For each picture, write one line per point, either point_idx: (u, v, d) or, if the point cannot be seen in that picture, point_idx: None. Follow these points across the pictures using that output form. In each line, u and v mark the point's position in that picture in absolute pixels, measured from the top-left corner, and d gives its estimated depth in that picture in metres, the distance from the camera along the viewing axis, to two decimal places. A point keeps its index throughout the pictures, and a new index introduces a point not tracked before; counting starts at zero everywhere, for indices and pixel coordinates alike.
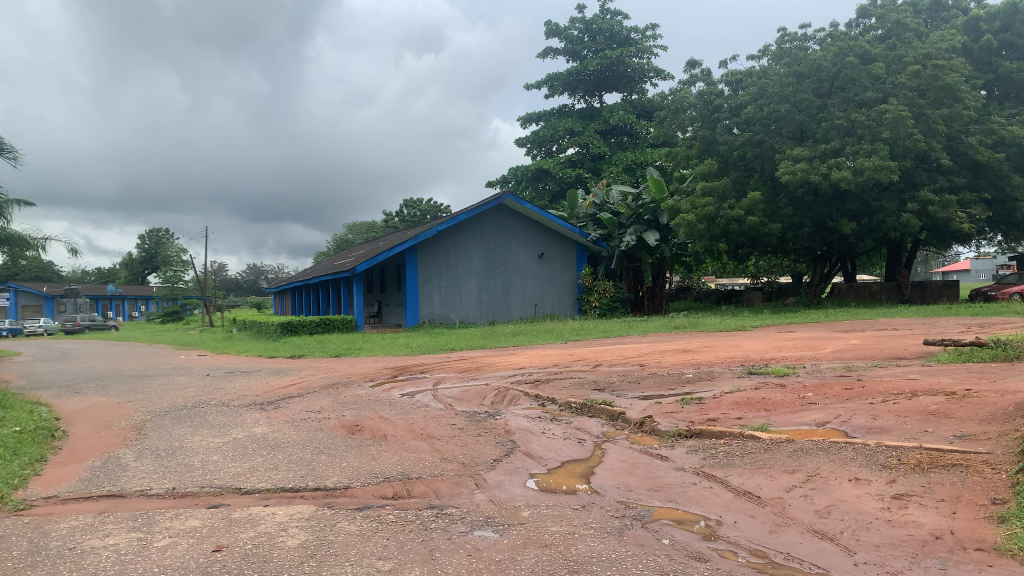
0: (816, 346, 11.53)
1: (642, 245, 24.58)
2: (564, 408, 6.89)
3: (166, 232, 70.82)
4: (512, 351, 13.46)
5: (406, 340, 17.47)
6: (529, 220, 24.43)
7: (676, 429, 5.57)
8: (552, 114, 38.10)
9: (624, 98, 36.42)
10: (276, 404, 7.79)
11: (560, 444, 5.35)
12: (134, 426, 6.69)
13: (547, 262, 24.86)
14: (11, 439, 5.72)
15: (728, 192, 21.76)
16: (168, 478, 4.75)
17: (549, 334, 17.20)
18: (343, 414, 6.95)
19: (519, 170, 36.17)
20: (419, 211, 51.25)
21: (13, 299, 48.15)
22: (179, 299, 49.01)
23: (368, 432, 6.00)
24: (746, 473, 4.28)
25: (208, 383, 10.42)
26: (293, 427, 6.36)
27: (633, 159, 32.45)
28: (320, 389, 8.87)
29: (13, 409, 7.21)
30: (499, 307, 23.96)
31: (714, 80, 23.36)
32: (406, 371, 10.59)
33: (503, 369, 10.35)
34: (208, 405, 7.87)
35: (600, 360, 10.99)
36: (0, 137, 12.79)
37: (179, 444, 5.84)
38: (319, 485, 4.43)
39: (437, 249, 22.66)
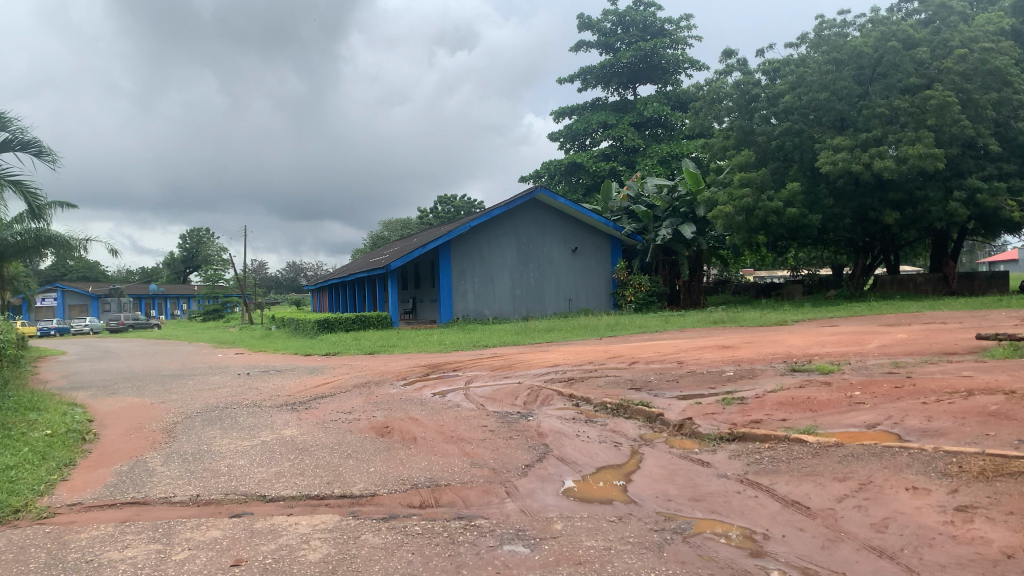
0: (862, 341, 11.13)
1: (678, 239, 24.19)
2: (599, 409, 6.68)
3: (206, 232, 71.88)
4: (547, 348, 13.26)
5: (440, 337, 17.35)
6: (563, 214, 24.18)
7: (717, 432, 5.34)
8: (586, 107, 37.77)
9: (659, 89, 35.95)
10: (307, 404, 7.69)
11: (595, 448, 5.15)
12: (164, 428, 6.63)
13: (582, 256, 24.59)
14: (41, 443, 5.66)
15: (767, 182, 21.26)
16: (193, 484, 4.64)
17: (583, 330, 16.97)
18: (373, 415, 6.82)
19: (553, 164, 35.91)
20: (453, 207, 51.25)
21: (59, 298, 49.25)
22: (218, 297, 49.68)
23: (398, 434, 5.86)
24: (794, 481, 4.04)
25: (241, 382, 10.40)
26: (321, 429, 6.24)
27: (668, 151, 31.99)
28: (352, 389, 8.77)
29: (46, 411, 7.20)
30: (533, 303, 23.77)
31: (751, 70, 22.85)
32: (438, 370, 10.45)
33: (537, 367, 10.16)
34: (240, 406, 7.80)
35: (636, 357, 10.73)
36: (38, 141, 12.90)
37: (207, 447, 5.75)
38: (345, 492, 4.29)
39: (471, 244, 22.53)
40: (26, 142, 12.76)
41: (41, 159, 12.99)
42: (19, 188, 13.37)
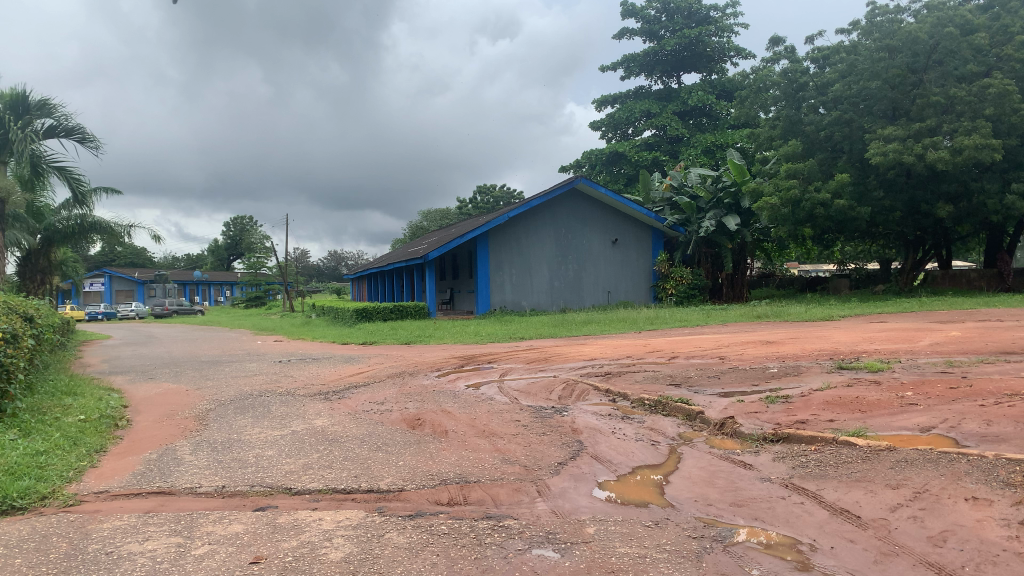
0: (913, 338, 10.72)
1: (722, 230, 23.76)
2: (637, 405, 6.48)
3: (250, 220, 72.90)
4: (585, 340, 13.06)
5: (478, 328, 17.25)
6: (603, 205, 23.88)
7: (760, 432, 5.12)
8: (629, 96, 37.32)
9: (703, 78, 35.35)
10: (340, 394, 7.62)
11: (631, 446, 4.97)
12: (197, 416, 6.60)
13: (622, 248, 24.28)
14: (73, 428, 5.65)
15: (814, 174, 20.71)
16: (220, 475, 4.56)
17: (622, 323, 16.71)
18: (405, 407, 6.72)
19: (594, 154, 35.57)
20: (493, 197, 51.14)
21: (107, 284, 50.36)
22: (261, 285, 50.35)
23: (429, 427, 5.73)
24: (842, 488, 3.80)
25: (277, 370, 10.39)
26: (353, 420, 6.15)
27: (712, 142, 31.43)
28: (386, 379, 8.69)
29: (82, 396, 7.23)
30: (571, 295, 23.55)
31: (799, 58, 22.27)
32: (474, 361, 10.32)
33: (574, 360, 9.98)
34: (273, 395, 7.76)
35: (676, 352, 10.48)
36: (82, 127, 13.07)
37: (236, 436, 5.68)
38: (372, 486, 4.16)
39: (509, 235, 22.39)
40: (70, 129, 12.93)
41: (84, 145, 13.18)
42: (64, 174, 13.58)
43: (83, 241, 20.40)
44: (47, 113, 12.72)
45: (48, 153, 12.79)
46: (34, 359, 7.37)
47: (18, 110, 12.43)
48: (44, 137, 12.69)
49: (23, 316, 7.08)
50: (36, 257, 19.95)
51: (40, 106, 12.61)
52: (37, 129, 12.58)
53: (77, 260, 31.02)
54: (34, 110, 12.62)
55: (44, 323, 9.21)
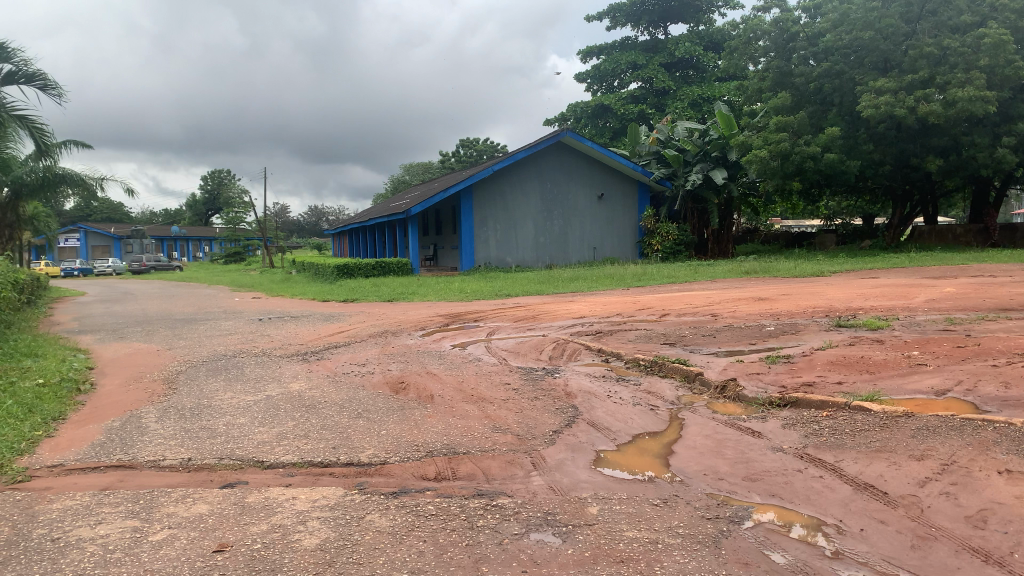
0: (908, 294, 10.48)
1: (709, 184, 23.28)
2: (632, 366, 6.17)
3: (228, 174, 71.61)
4: (573, 297, 12.76)
5: (462, 284, 16.89)
6: (589, 158, 23.38)
7: (766, 396, 4.82)
8: (614, 47, 36.58)
9: (690, 29, 34.61)
10: (319, 355, 7.25)
11: (630, 412, 4.68)
12: (166, 380, 6.23)
13: (608, 203, 23.88)
14: (31, 394, 5.25)
15: (804, 126, 20.30)
16: (187, 446, 4.19)
17: (608, 280, 16.39)
18: (388, 368, 6.37)
19: (579, 106, 34.96)
20: (476, 151, 50.38)
21: (82, 239, 49.33)
22: (240, 241, 49.59)
23: (414, 391, 5.39)
24: (863, 459, 3.50)
25: (254, 329, 10.00)
26: (331, 384, 5.79)
27: (699, 94, 30.87)
28: (367, 338, 8.34)
29: (44, 358, 6.82)
30: (556, 251, 23.21)
31: (791, 7, 21.64)
32: (458, 319, 9.98)
33: (562, 318, 9.67)
34: (248, 356, 7.39)
35: (668, 309, 10.19)
36: (43, 74, 12.39)
37: (207, 402, 5.31)
38: (351, 459, 3.82)
39: (494, 189, 21.90)
40: (31, 74, 12.25)
41: (46, 92, 12.51)
42: (25, 124, 12.91)
43: (54, 195, 19.71)
44: (6, 58, 12.03)
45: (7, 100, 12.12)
46: None
47: None
48: (3, 83, 12.00)
49: None
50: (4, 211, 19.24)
51: None
52: None
53: (50, 215, 30.16)
54: None
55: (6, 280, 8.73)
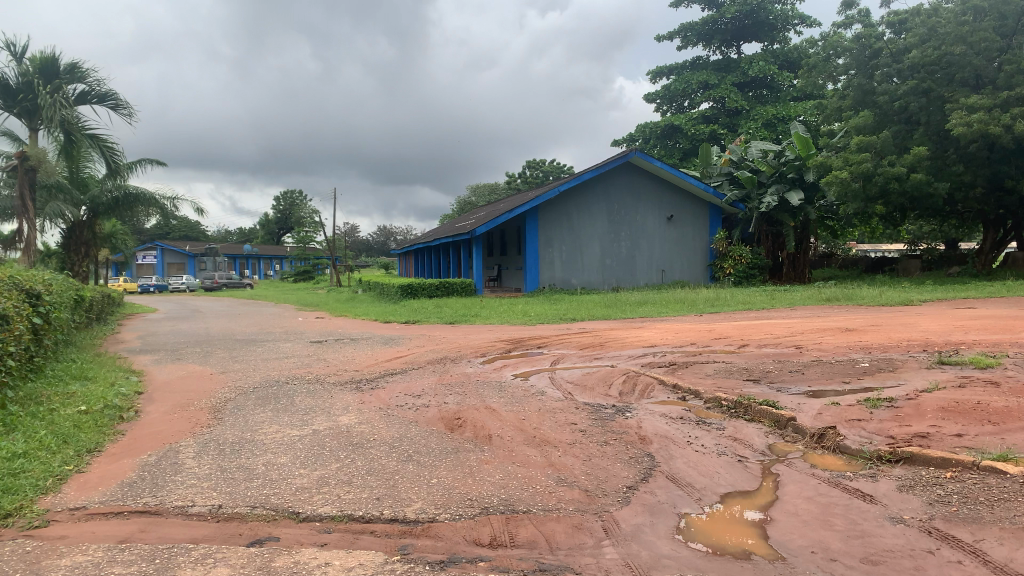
0: (1013, 327, 9.56)
1: (784, 207, 22.46)
2: (713, 407, 5.58)
3: (300, 195, 73.19)
4: (643, 324, 12.14)
5: (525, 307, 16.44)
6: (658, 179, 22.76)
7: (873, 448, 4.18)
8: (685, 67, 35.91)
9: (764, 48, 33.73)
10: (374, 384, 6.85)
11: (714, 466, 4.12)
12: (213, 408, 5.92)
13: (678, 224, 23.17)
14: (69, 424, 4.97)
15: (888, 146, 19.24)
16: (219, 490, 3.79)
17: (679, 305, 15.71)
18: (444, 401, 5.91)
19: (648, 126, 34.38)
20: (542, 172, 50.15)
21: (160, 257, 50.72)
22: (310, 260, 50.33)
23: (470, 430, 4.91)
24: (1010, 541, 2.86)
25: (312, 352, 9.71)
26: (383, 417, 5.36)
27: (773, 114, 29.90)
28: (426, 365, 7.94)
29: (93, 382, 6.60)
30: (623, 273, 22.56)
31: (874, 22, 20.68)
32: (521, 346, 9.50)
33: (631, 347, 9.10)
34: (302, 382, 7.05)
35: (747, 340, 9.51)
36: (114, 93, 12.48)
37: (249, 436, 4.94)
38: (396, 514, 3.35)
39: (560, 210, 21.47)
40: (103, 94, 12.38)
41: (117, 112, 12.62)
42: (96, 144, 13.04)
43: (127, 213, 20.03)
44: (79, 78, 12.15)
45: (81, 120, 12.25)
46: (44, 339, 6.74)
47: (48, 75, 11.86)
48: (76, 103, 12.14)
49: (30, 292, 6.43)
50: (81, 229, 19.63)
51: (70, 70, 12.02)
52: (69, 95, 12.03)
53: (128, 233, 30.98)
54: (65, 75, 12.06)
55: (66, 300, 8.63)
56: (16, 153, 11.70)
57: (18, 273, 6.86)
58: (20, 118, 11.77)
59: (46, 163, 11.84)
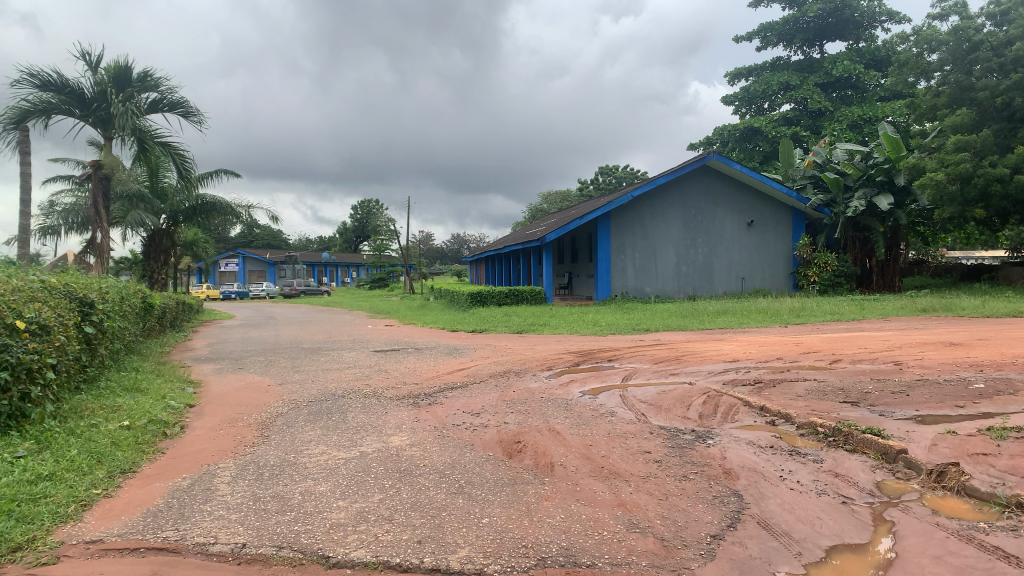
0: None
1: (872, 212, 21.33)
2: (807, 434, 4.93)
3: (376, 203, 74.26)
4: (722, 336, 11.43)
5: (597, 316, 15.85)
6: (737, 182, 21.84)
7: (1009, 493, 3.50)
8: (765, 68, 34.71)
9: (849, 46, 32.24)
10: (433, 399, 6.42)
11: (815, 510, 3.51)
12: (262, 424, 5.60)
13: (758, 230, 22.17)
14: (107, 441, 4.68)
15: (990, 145, 17.84)
16: (247, 525, 3.40)
17: (761, 315, 14.91)
18: (504, 421, 5.42)
19: (726, 130, 33.33)
20: (615, 178, 49.38)
21: (241, 264, 52.02)
22: (384, 267, 50.78)
23: (531, 456, 4.42)
24: None
25: (373, 362, 9.39)
26: (437, 439, 4.91)
27: (859, 115, 28.47)
28: (489, 378, 7.48)
29: (144, 394, 6.38)
30: (700, 281, 21.71)
31: (972, 14, 19.36)
32: (591, 359, 8.95)
33: (711, 362, 8.45)
34: (357, 396, 6.67)
35: (839, 355, 8.74)
36: (184, 100, 12.50)
37: (292, 458, 4.56)
38: (438, 564, 2.89)
39: (633, 216, 20.82)
40: (174, 102, 12.42)
41: (188, 119, 12.65)
42: (168, 151, 13.13)
43: (204, 221, 20.26)
44: (151, 87, 12.24)
45: (152, 129, 12.32)
46: (99, 349, 6.57)
47: (121, 83, 11.95)
48: (148, 111, 12.22)
49: (83, 301, 6.25)
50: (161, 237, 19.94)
51: (142, 79, 12.13)
52: (141, 103, 12.10)
53: (209, 241, 31.69)
54: (137, 84, 12.15)
55: (128, 309, 8.52)
56: (90, 161, 11.83)
57: (73, 281, 6.71)
58: (94, 127, 11.89)
59: (118, 170, 11.93)
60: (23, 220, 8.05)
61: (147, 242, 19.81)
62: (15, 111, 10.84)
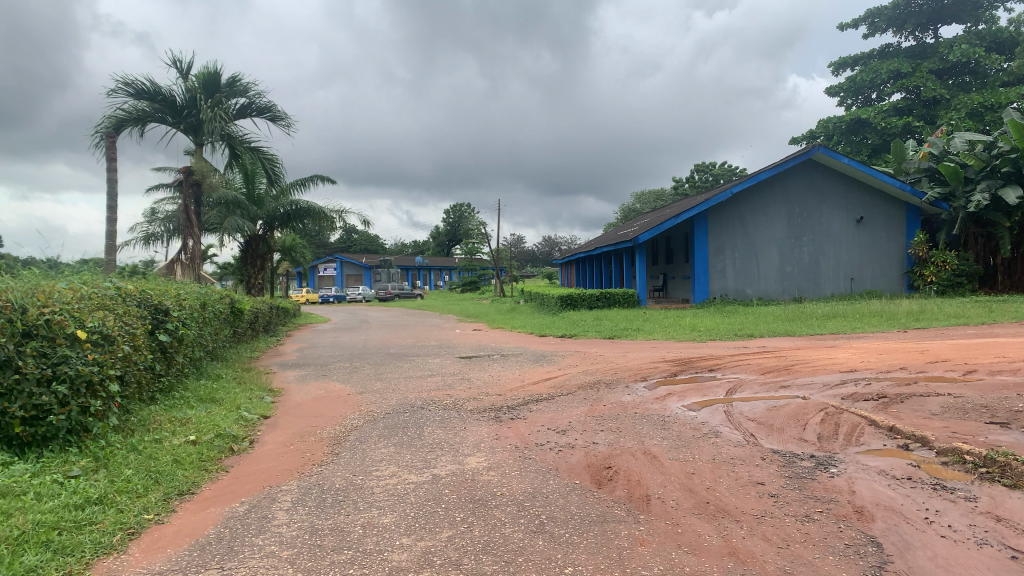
0: None
1: (996, 205, 19.46)
2: (952, 464, 4.17)
3: (469, 207, 74.71)
4: (835, 342, 10.48)
5: (695, 320, 15.03)
6: (844, 177, 20.52)
7: None
8: (872, 56, 32.79)
9: (967, 30, 30.01)
10: (517, 413, 5.95)
11: (978, 567, 2.82)
12: (335, 439, 5.25)
13: (869, 227, 20.75)
14: (169, 458, 4.41)
15: None
16: (294, 566, 2.98)
17: (875, 318, 13.79)
18: (593, 441, 4.87)
19: (830, 122, 31.69)
20: (712, 175, 47.95)
21: (338, 268, 53.15)
22: (477, 270, 50.80)
23: (623, 486, 3.87)
24: None
25: (459, 369, 9.00)
26: (519, 461, 4.42)
27: (979, 102, 26.38)
28: (579, 390, 6.96)
29: (219, 405, 6.17)
30: (806, 282, 20.49)
31: None
32: (689, 368, 8.28)
33: (826, 372, 7.66)
34: (437, 408, 6.27)
35: (974, 364, 7.77)
36: (272, 105, 12.50)
37: (360, 480, 4.16)
38: None
39: (731, 214, 19.85)
40: (262, 107, 12.45)
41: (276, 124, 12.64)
42: (257, 156, 13.19)
43: (297, 225, 20.45)
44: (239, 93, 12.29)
45: (241, 134, 12.38)
46: (175, 357, 6.41)
47: (211, 89, 12.05)
48: (237, 117, 12.29)
49: (157, 308, 6.08)
50: (258, 243, 20.18)
51: (230, 85, 12.20)
52: (230, 108, 12.18)
53: (307, 246, 32.34)
54: (226, 89, 12.24)
55: (212, 315, 8.41)
56: (182, 167, 11.99)
57: (151, 287, 6.56)
58: (186, 134, 12.03)
59: (209, 176, 12.02)
60: (110, 227, 8.05)
61: (244, 247, 20.01)
62: (111, 120, 11.03)
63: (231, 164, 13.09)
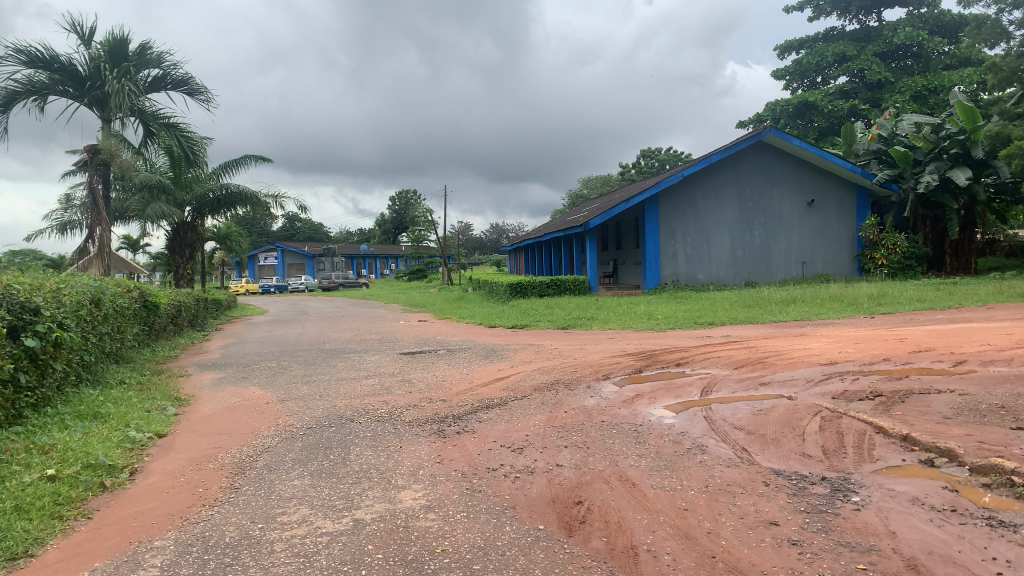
0: None
1: (944, 187, 19.16)
2: (995, 488, 3.39)
3: (414, 195, 73.28)
4: (804, 330, 9.77)
5: (650, 307, 14.32)
6: (796, 159, 20.03)
7: None
8: (818, 39, 32.59)
9: (911, 13, 29.89)
10: (463, 425, 5.04)
11: None
12: (235, 466, 4.26)
13: (820, 210, 20.33)
14: (6, 506, 3.36)
15: None
16: None
17: (836, 303, 13.23)
18: (557, 463, 3.98)
19: (778, 106, 31.45)
20: (658, 161, 47.68)
21: (279, 257, 51.09)
22: (423, 258, 49.41)
23: (600, 534, 2.99)
24: None
25: (398, 368, 8.03)
26: (462, 497, 3.50)
27: (924, 85, 26.30)
28: (535, 392, 6.07)
29: (103, 423, 5.13)
30: (757, 267, 20.00)
31: None
32: (656, 363, 7.47)
33: (805, 366, 6.91)
34: (367, 420, 5.31)
35: (960, 354, 7.15)
36: (189, 77, 11.29)
37: (259, 531, 3.20)
38: None
39: (683, 196, 19.22)
40: (178, 79, 11.22)
41: (194, 98, 11.43)
42: (173, 134, 11.95)
43: (228, 210, 18.94)
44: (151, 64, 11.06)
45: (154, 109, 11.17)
46: (50, 366, 5.31)
47: (117, 59, 10.78)
48: (149, 90, 11.06)
49: (24, 307, 4.98)
50: (188, 231, 18.55)
51: (140, 55, 10.96)
52: (141, 81, 10.95)
53: (243, 235, 30.84)
54: (135, 59, 10.98)
55: (108, 311, 7.26)
56: (85, 146, 10.68)
57: (20, 279, 5.45)
58: (90, 108, 10.72)
59: (117, 155, 10.73)
60: None
61: (171, 235, 18.48)
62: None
63: (147, 143, 11.82)
